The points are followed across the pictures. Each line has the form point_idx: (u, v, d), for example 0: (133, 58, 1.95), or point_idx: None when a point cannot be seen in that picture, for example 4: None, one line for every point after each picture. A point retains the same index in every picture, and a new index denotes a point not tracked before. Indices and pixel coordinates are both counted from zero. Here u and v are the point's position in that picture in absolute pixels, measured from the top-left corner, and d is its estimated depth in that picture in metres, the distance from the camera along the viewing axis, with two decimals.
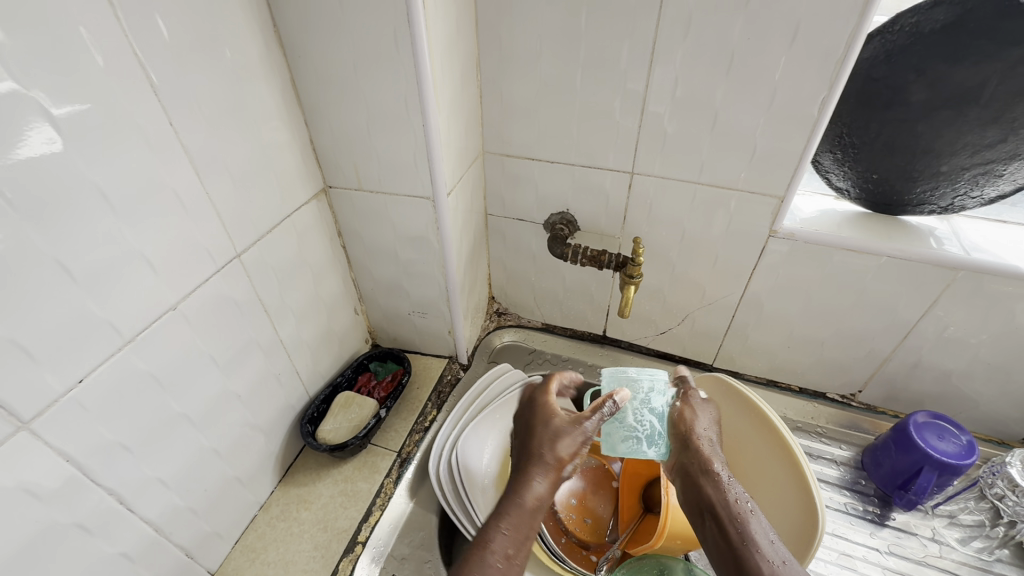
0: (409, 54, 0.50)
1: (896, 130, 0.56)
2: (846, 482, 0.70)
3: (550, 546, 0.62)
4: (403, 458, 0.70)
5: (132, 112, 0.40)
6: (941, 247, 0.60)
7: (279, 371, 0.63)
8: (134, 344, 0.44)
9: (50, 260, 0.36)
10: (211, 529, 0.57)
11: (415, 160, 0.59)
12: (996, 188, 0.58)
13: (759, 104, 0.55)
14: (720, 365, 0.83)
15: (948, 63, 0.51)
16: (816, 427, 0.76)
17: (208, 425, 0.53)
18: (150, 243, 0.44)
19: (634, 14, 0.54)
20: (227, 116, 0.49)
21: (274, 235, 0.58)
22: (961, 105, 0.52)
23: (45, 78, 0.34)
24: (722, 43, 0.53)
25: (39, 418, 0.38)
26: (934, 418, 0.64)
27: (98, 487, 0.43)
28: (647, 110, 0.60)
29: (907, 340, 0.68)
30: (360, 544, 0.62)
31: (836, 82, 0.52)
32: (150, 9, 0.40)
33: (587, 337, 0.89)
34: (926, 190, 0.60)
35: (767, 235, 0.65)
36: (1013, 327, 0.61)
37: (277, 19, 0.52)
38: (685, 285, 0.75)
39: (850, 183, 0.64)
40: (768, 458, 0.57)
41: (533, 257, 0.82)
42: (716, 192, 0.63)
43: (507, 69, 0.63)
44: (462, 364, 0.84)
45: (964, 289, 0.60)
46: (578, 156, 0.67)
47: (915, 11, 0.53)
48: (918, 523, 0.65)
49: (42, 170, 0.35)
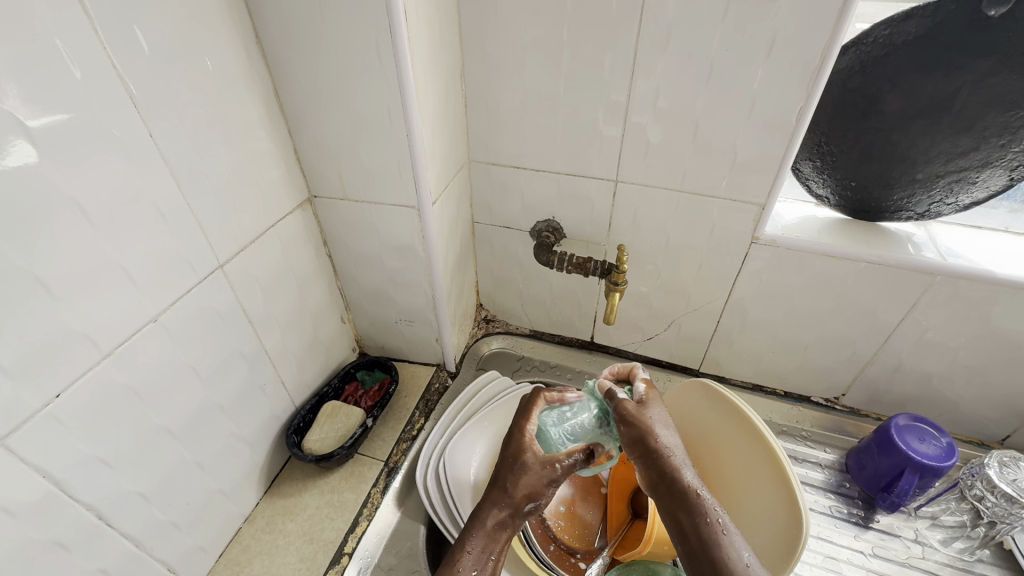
0: (392, 64, 0.51)
1: (872, 138, 0.58)
2: (831, 485, 0.71)
3: (539, 555, 0.63)
4: (390, 467, 0.69)
5: (109, 123, 0.40)
6: (918, 253, 0.61)
7: (264, 381, 0.63)
8: (113, 357, 0.43)
9: (27, 274, 0.36)
10: (195, 543, 0.57)
11: (400, 170, 0.59)
12: (970, 196, 0.59)
13: (739, 112, 0.56)
14: (706, 370, 0.84)
15: (920, 74, 0.53)
16: (801, 431, 0.77)
17: (191, 438, 0.53)
18: (129, 255, 0.43)
19: (615, 25, 0.55)
20: (208, 126, 0.48)
21: (258, 246, 0.58)
22: (934, 114, 0.53)
23: (19, 91, 0.34)
24: (702, 54, 0.54)
25: (14, 434, 0.37)
26: (914, 421, 0.65)
27: (76, 502, 0.42)
28: (630, 120, 0.61)
29: (887, 344, 0.69)
30: (347, 555, 0.61)
31: (813, 92, 0.53)
32: (129, 20, 0.40)
33: (575, 343, 0.89)
34: (903, 197, 0.61)
35: (749, 241, 0.65)
36: (989, 330, 0.63)
37: (260, 30, 0.52)
38: (671, 292, 0.75)
39: (829, 190, 0.66)
40: (752, 462, 0.57)
41: (520, 264, 0.82)
42: (699, 199, 0.64)
43: (491, 79, 0.64)
44: (450, 371, 0.83)
45: (942, 294, 0.62)
46: (562, 164, 0.68)
47: (887, 23, 0.54)
48: (902, 525, 0.66)
49: (17, 183, 0.35)
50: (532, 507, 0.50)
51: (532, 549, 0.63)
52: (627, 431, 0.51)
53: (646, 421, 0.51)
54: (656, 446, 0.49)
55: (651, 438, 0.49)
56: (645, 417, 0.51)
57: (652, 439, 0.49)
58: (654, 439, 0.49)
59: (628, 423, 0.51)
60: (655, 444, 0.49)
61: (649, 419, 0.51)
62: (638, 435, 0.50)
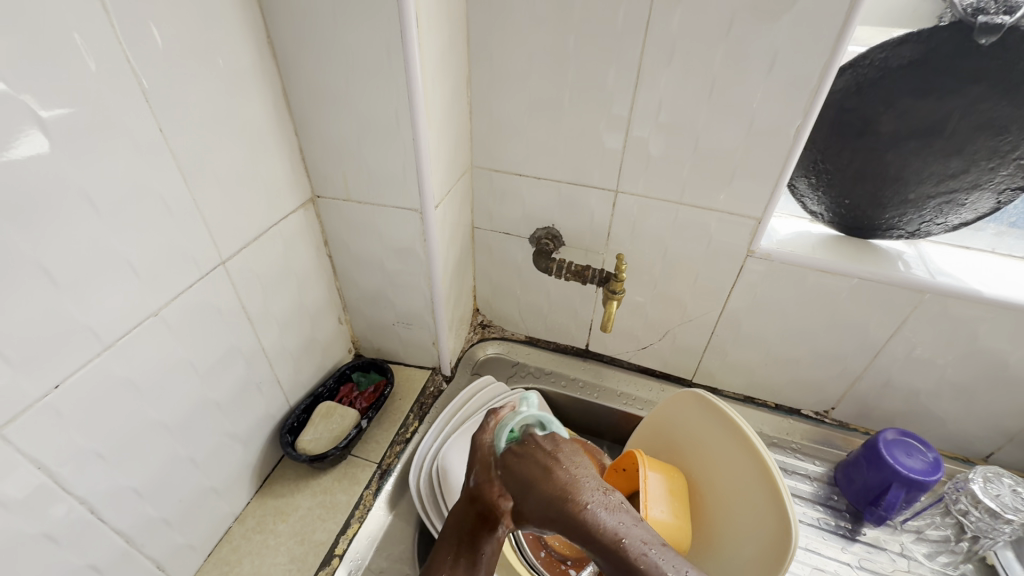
0: (402, 69, 0.51)
1: (866, 158, 0.60)
2: (819, 498, 0.72)
3: (529, 560, 0.63)
4: (383, 470, 0.69)
5: (121, 117, 0.40)
6: (908, 270, 0.63)
7: (260, 380, 0.63)
8: (115, 350, 0.43)
9: (30, 263, 0.36)
10: (184, 541, 0.56)
11: (404, 172, 0.59)
12: (959, 217, 0.61)
13: (738, 127, 0.58)
14: (699, 381, 0.85)
15: (914, 97, 0.54)
16: (791, 443, 0.78)
17: (185, 432, 0.52)
18: (135, 248, 0.43)
19: (621, 38, 0.56)
20: (217, 121, 0.49)
21: (260, 243, 0.58)
22: (926, 137, 0.55)
23: (35, 81, 0.34)
24: (703, 71, 0.55)
25: (12, 423, 0.37)
26: (902, 435, 0.66)
27: (69, 496, 0.42)
28: (631, 133, 0.62)
29: (877, 359, 0.70)
30: (338, 556, 0.61)
31: (810, 110, 0.54)
32: (145, 18, 0.40)
33: (570, 350, 0.90)
34: (894, 215, 0.63)
35: (745, 254, 0.67)
36: (976, 348, 0.64)
37: (271, 30, 0.53)
38: (667, 302, 0.76)
39: (823, 207, 0.67)
40: (748, 480, 0.57)
41: (518, 270, 0.83)
42: (697, 211, 0.65)
43: (496, 87, 0.65)
44: (446, 375, 0.84)
45: (930, 311, 0.63)
46: (566, 172, 0.69)
47: (882, 47, 0.55)
48: (887, 538, 0.67)
49: (29, 173, 0.35)
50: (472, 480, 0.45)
51: (523, 554, 0.63)
52: (510, 471, 0.43)
53: (552, 471, 0.41)
54: (548, 479, 0.41)
55: (556, 477, 0.41)
56: (528, 450, 0.43)
57: (542, 468, 0.42)
58: (541, 472, 0.42)
59: (521, 460, 0.43)
60: (549, 472, 0.41)
61: (534, 457, 0.43)
62: (532, 481, 0.42)
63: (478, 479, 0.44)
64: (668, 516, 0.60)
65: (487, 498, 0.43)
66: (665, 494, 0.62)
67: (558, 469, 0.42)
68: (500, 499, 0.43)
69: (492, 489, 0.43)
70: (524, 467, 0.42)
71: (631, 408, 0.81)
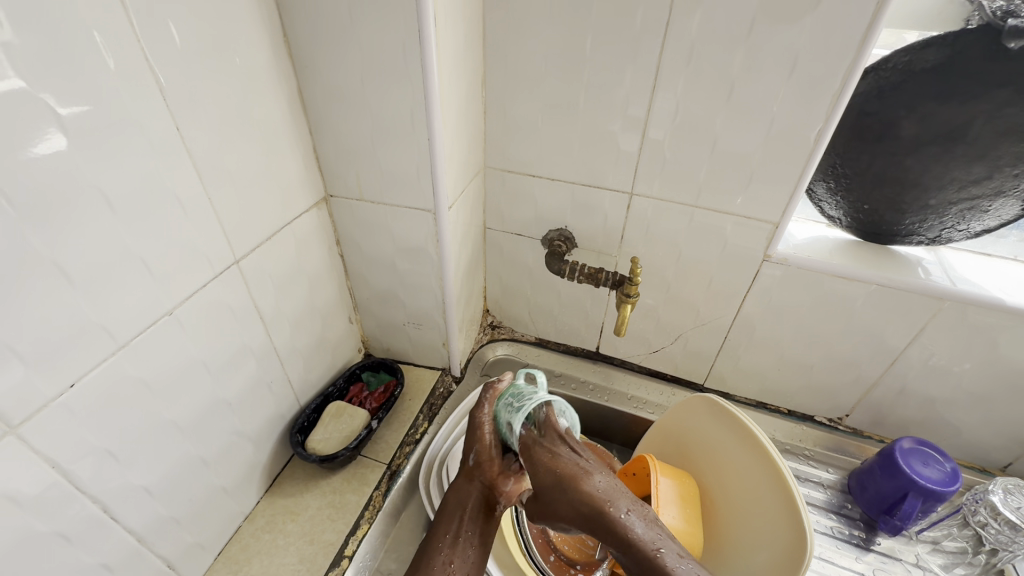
0: (418, 69, 0.51)
1: (886, 163, 0.58)
2: (832, 506, 0.71)
3: (539, 564, 0.62)
4: (392, 471, 0.69)
5: (138, 115, 0.40)
6: (928, 277, 0.62)
7: (271, 379, 0.62)
8: (128, 349, 0.43)
9: (47, 262, 0.36)
10: (194, 540, 0.56)
11: (418, 173, 0.59)
12: (982, 223, 0.60)
13: (758, 130, 0.57)
14: (711, 385, 0.84)
15: (938, 101, 0.53)
16: (804, 450, 0.77)
17: (196, 431, 0.52)
18: (150, 247, 0.43)
19: (640, 38, 0.55)
20: (231, 120, 0.48)
21: (273, 242, 0.58)
22: (949, 142, 0.54)
23: (53, 79, 0.34)
24: (723, 73, 0.54)
25: (27, 422, 0.37)
26: (919, 444, 0.65)
27: (82, 495, 0.42)
28: (648, 135, 0.61)
29: (893, 366, 0.69)
30: (347, 558, 0.61)
31: (832, 115, 0.53)
32: (163, 15, 0.40)
33: (580, 352, 0.89)
34: (914, 221, 0.62)
35: (761, 258, 0.66)
36: (997, 357, 0.63)
37: (287, 29, 0.52)
38: (680, 305, 0.75)
39: (841, 212, 0.66)
40: (758, 482, 0.57)
41: (529, 272, 0.82)
42: (713, 215, 0.64)
43: (511, 87, 0.64)
44: (455, 376, 0.83)
45: (950, 318, 0.62)
46: (580, 174, 0.68)
47: (906, 50, 0.54)
48: (902, 548, 0.66)
49: (46, 171, 0.35)
50: (474, 457, 0.50)
51: (531, 558, 0.63)
52: (543, 464, 0.46)
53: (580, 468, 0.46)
54: (586, 480, 0.45)
55: (590, 481, 0.45)
56: (556, 445, 0.48)
57: (577, 470, 0.46)
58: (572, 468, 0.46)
59: (552, 455, 0.47)
60: (586, 474, 0.45)
61: (565, 456, 0.47)
62: (559, 476, 0.45)
63: (477, 459, 0.50)
64: (680, 521, 0.60)
65: (486, 470, 0.49)
66: (676, 498, 0.61)
67: (587, 472, 0.46)
68: (498, 478, 0.49)
69: (492, 467, 0.49)
70: (555, 463, 0.46)
71: (642, 412, 0.81)
